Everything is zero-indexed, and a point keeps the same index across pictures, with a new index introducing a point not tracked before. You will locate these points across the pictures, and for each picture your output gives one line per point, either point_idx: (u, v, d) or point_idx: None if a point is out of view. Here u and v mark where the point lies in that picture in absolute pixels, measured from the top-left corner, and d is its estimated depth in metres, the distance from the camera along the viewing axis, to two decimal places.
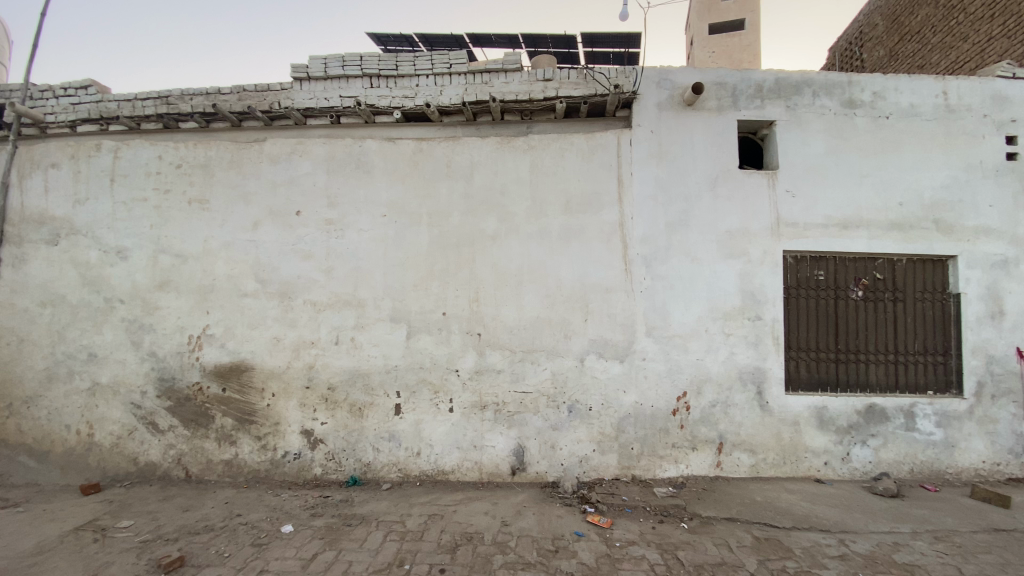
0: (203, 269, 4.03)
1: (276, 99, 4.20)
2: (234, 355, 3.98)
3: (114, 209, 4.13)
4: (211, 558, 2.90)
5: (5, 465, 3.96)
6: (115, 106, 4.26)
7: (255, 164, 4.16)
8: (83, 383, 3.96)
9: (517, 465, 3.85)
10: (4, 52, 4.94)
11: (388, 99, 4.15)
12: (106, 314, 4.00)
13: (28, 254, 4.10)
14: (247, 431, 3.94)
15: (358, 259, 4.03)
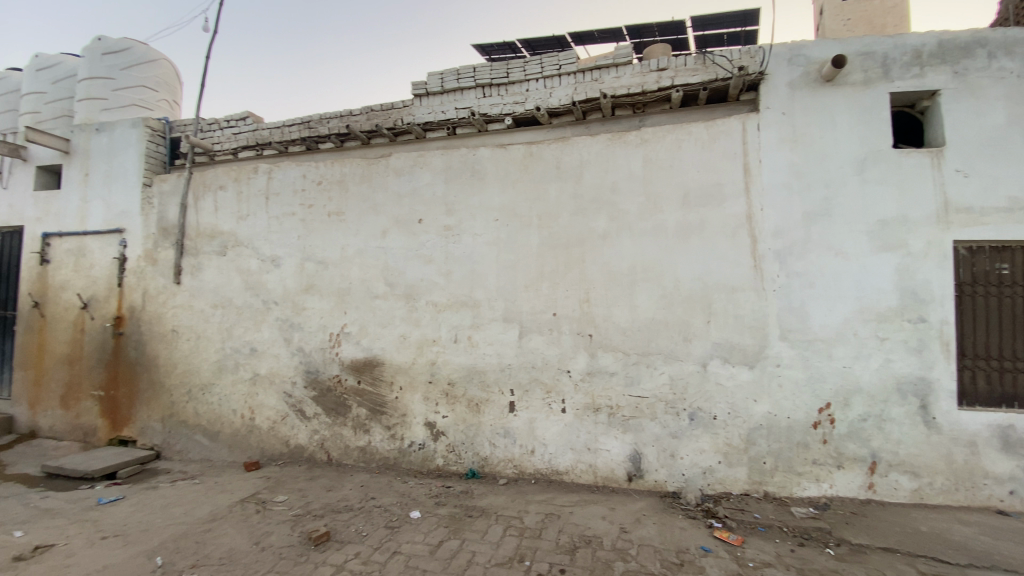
0: (341, 274, 4.46)
1: (399, 116, 4.54)
2: (367, 351, 4.34)
3: (269, 223, 4.70)
4: (352, 535, 3.18)
5: (187, 442, 4.68)
6: (268, 134, 4.90)
7: (382, 178, 4.47)
8: (246, 373, 4.58)
9: (634, 471, 3.72)
10: (168, 89, 5.68)
11: (499, 106, 4.27)
12: (265, 313, 4.60)
13: (203, 263, 4.81)
14: (378, 421, 4.27)
15: (473, 262, 4.17)
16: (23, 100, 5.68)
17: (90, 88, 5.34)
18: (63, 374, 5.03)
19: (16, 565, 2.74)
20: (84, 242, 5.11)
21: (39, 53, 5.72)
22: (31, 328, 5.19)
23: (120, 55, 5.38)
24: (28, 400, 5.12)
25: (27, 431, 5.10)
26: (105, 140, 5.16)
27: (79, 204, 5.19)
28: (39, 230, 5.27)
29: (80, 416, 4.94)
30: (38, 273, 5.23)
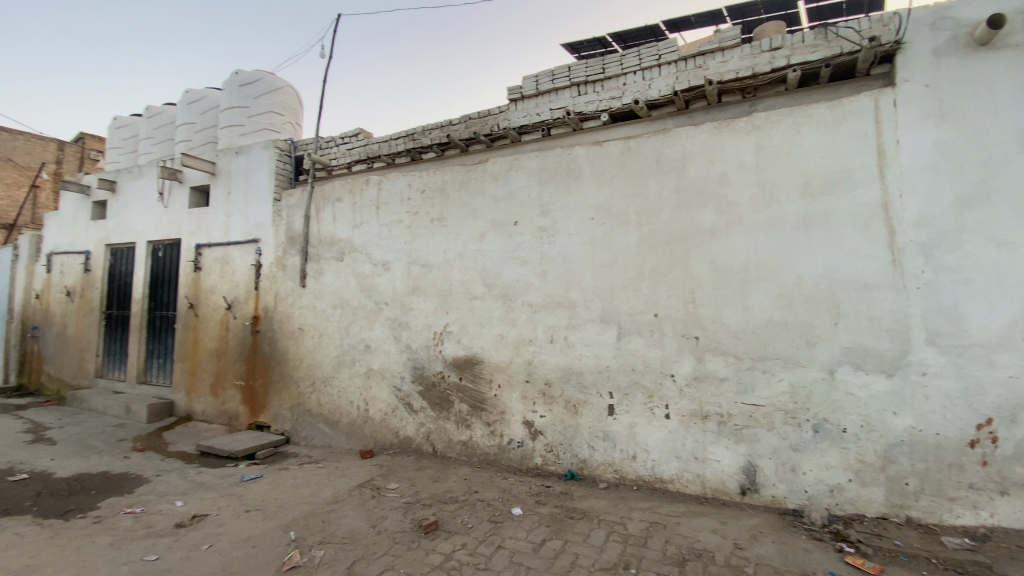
0: (443, 276, 4.68)
1: (495, 121, 4.65)
2: (468, 349, 4.50)
3: (379, 230, 5.06)
4: (459, 526, 3.31)
5: (311, 429, 5.18)
6: (377, 147, 5.28)
7: (480, 183, 4.60)
8: (360, 368, 4.97)
9: (747, 484, 3.47)
10: (293, 113, 6.32)
11: (595, 103, 4.22)
12: (376, 313, 4.96)
13: (323, 268, 5.31)
14: (479, 417, 4.41)
15: (569, 262, 4.14)
16: (179, 130, 6.64)
17: (231, 116, 6.13)
18: (213, 365, 5.81)
19: (181, 529, 3.19)
20: (228, 251, 5.87)
21: (190, 89, 6.64)
22: (189, 326, 6.06)
23: (253, 86, 6.11)
24: (186, 387, 5.97)
25: (185, 414, 5.94)
26: (242, 162, 5.88)
27: (224, 219, 5.97)
28: (194, 243, 6.14)
29: (226, 402, 5.66)
30: (193, 278, 6.09)
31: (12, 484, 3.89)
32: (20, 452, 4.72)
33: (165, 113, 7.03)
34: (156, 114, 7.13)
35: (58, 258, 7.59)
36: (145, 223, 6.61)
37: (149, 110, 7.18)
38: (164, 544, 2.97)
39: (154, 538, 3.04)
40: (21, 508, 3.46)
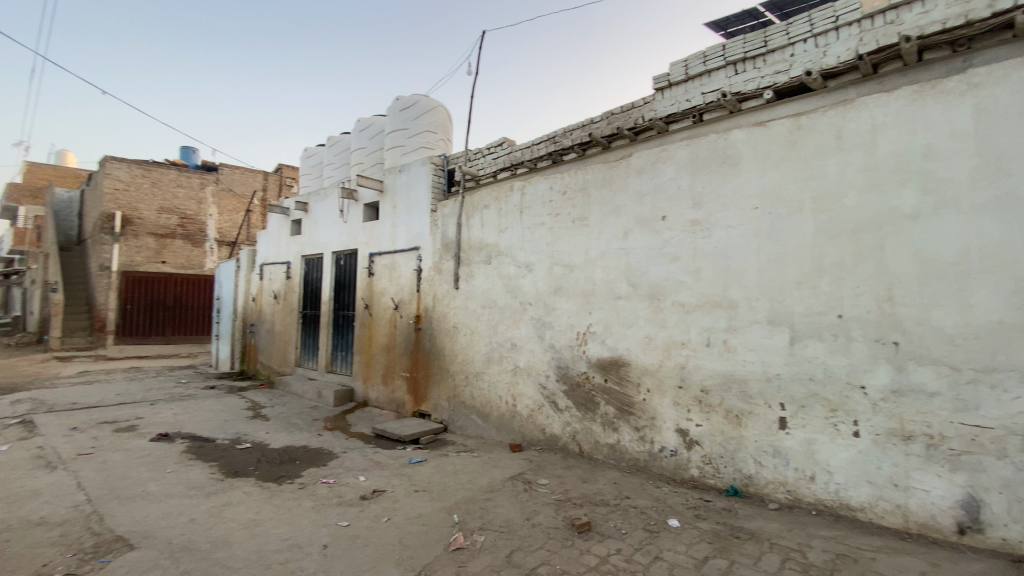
0: (586, 276, 4.64)
1: (640, 114, 4.47)
2: (613, 351, 4.39)
3: (523, 234, 5.22)
4: (612, 531, 3.24)
5: (465, 421, 5.54)
6: (520, 153, 5.43)
7: (624, 179, 4.47)
8: (508, 365, 5.17)
9: (969, 524, 2.82)
10: (445, 130, 6.83)
11: (755, 81, 3.82)
12: (522, 313, 5.11)
13: (473, 271, 5.65)
14: (627, 421, 4.28)
15: (726, 257, 3.80)
16: (354, 155, 7.63)
17: (394, 139, 6.87)
18: (383, 359, 6.56)
19: (364, 502, 3.63)
20: (394, 258, 6.59)
21: (361, 118, 7.59)
22: (364, 323, 6.93)
23: (412, 109, 6.75)
24: (362, 377, 6.84)
25: (362, 400, 6.80)
26: (404, 179, 6.55)
27: (390, 230, 6.71)
28: (367, 252, 7.01)
29: (394, 392, 6.35)
30: (367, 283, 6.95)
31: (243, 450, 4.84)
32: (247, 424, 5.85)
33: (342, 141, 8.14)
34: (335, 143, 8.29)
35: (268, 267, 9.28)
36: (330, 237, 7.74)
37: (330, 140, 8.39)
38: (351, 513, 3.41)
39: (344, 507, 3.51)
40: (250, 470, 4.28)
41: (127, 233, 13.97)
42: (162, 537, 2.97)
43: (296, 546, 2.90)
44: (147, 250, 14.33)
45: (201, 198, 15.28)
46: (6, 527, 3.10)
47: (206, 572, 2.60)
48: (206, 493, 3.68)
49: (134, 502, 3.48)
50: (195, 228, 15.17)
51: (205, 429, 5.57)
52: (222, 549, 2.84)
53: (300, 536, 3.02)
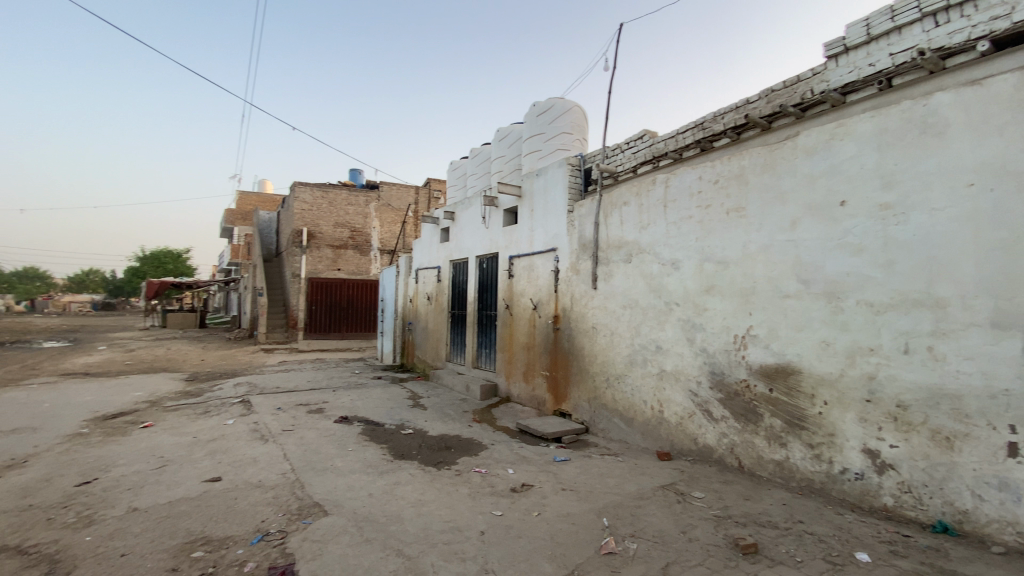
0: (744, 273, 4.23)
1: (808, 87, 3.96)
2: (779, 356, 3.95)
3: (668, 229, 4.96)
4: (784, 557, 2.90)
5: (608, 423, 5.44)
6: (663, 144, 5.17)
7: (789, 162, 4.00)
8: (654, 369, 4.95)
9: None
10: (581, 130, 6.81)
11: (962, 31, 3.07)
12: (668, 314, 4.86)
13: (613, 270, 5.53)
14: (798, 436, 3.80)
15: (930, 246, 3.16)
16: (494, 164, 8.01)
17: (531, 144, 7.04)
18: (524, 357, 6.76)
19: (514, 494, 3.76)
20: (533, 259, 6.75)
21: (500, 128, 7.93)
22: (505, 323, 7.22)
23: (547, 113, 6.84)
24: (505, 374, 7.13)
25: (505, 396, 7.09)
26: (542, 182, 6.68)
27: (528, 233, 6.90)
28: (507, 255, 7.30)
29: (535, 390, 6.50)
30: (508, 284, 7.23)
31: (406, 435, 5.37)
32: (408, 413, 6.48)
33: (483, 152, 8.61)
34: (477, 154, 8.80)
35: (421, 272, 10.21)
36: (474, 242, 8.22)
37: (472, 152, 8.92)
38: (503, 504, 3.56)
39: (496, 497, 3.68)
40: (413, 454, 4.73)
41: (312, 246, 16.53)
42: (348, 507, 3.42)
43: (457, 529, 3.11)
44: (327, 259, 16.79)
45: (366, 213, 17.42)
46: (239, 485, 3.85)
47: (383, 542, 2.92)
48: (379, 472, 4.15)
49: (325, 474, 4.07)
50: (362, 240, 17.36)
51: (374, 415, 6.31)
52: (395, 523, 3.17)
53: (460, 519, 3.24)
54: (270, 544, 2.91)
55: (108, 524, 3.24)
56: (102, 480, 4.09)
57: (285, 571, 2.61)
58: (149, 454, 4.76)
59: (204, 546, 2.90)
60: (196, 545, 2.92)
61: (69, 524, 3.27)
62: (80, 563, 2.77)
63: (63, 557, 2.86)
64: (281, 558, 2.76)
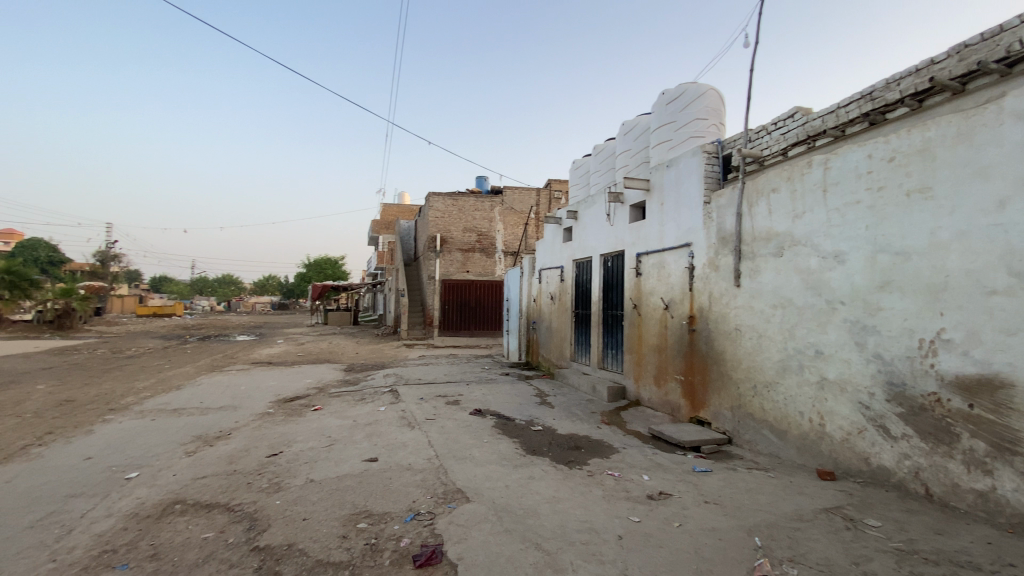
0: (932, 265, 3.56)
1: (1017, 36, 3.20)
2: (983, 366, 3.25)
3: (829, 217, 4.38)
4: None
5: (755, 434, 4.98)
6: (821, 122, 4.62)
7: (992, 129, 3.27)
8: (812, 376, 4.41)
9: None
10: (716, 115, 6.33)
11: None
12: (830, 314, 4.29)
13: (760, 266, 5.04)
14: (1011, 464, 3.09)
15: None
16: (619, 158, 7.82)
17: (661, 134, 6.74)
18: (656, 359, 6.48)
19: (652, 501, 3.63)
20: (664, 256, 6.44)
21: (625, 121, 7.72)
22: (634, 323, 6.99)
23: (678, 100, 6.49)
24: (634, 375, 6.90)
25: (635, 399, 6.87)
26: (673, 173, 6.35)
27: (658, 228, 6.61)
28: (635, 252, 7.06)
29: (668, 393, 6.19)
30: (636, 283, 6.99)
31: (537, 432, 5.49)
32: (537, 410, 6.62)
33: (607, 148, 8.45)
34: (600, 151, 8.67)
35: (545, 272, 10.35)
36: (599, 240, 8.11)
37: (595, 149, 8.81)
38: (641, 510, 3.45)
39: (633, 502, 3.58)
40: (545, 451, 4.81)
41: (443, 250, 17.76)
42: (487, 496, 3.59)
43: (593, 530, 3.09)
44: (457, 262, 17.90)
45: (492, 217, 18.24)
46: (392, 466, 4.27)
47: (522, 534, 3.01)
48: (514, 466, 4.30)
49: (465, 463, 4.33)
50: (488, 243, 18.19)
51: (505, 410, 6.55)
52: (533, 517, 3.25)
53: (596, 521, 3.21)
54: (420, 523, 3.18)
55: (292, 490, 3.82)
56: (286, 453, 4.82)
57: (435, 550, 2.83)
58: (319, 433, 5.51)
59: (367, 519, 3.27)
60: (360, 517, 3.30)
61: (264, 488, 3.92)
62: (274, 521, 3.30)
63: (262, 515, 3.42)
64: (431, 537, 3.00)
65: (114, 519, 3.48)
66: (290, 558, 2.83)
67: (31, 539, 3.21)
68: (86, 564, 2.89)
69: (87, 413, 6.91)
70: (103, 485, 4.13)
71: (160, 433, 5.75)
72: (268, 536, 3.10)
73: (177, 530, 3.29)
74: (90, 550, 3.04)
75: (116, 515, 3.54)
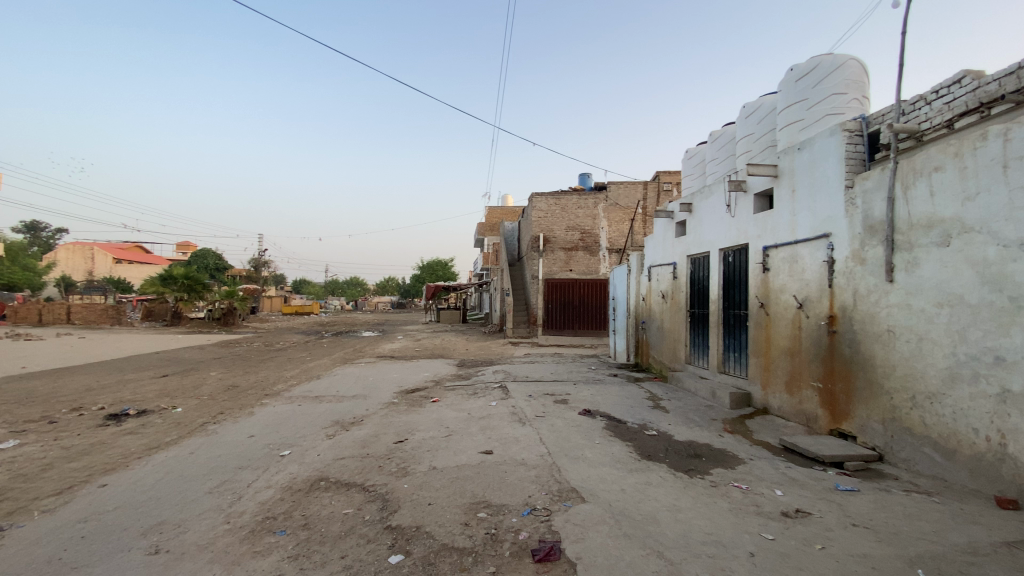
0: None
1: None
2: None
3: (1012, 197, 3.60)
4: None
5: (913, 452, 4.30)
6: (996, 85, 3.84)
7: None
8: (989, 388, 3.70)
9: None
10: (857, 88, 5.59)
11: None
12: (1014, 315, 3.55)
13: (920, 257, 4.32)
14: None
15: None
16: (740, 144, 7.25)
17: (789, 114, 6.12)
18: (787, 364, 5.89)
19: (787, 519, 3.30)
20: (796, 249, 5.84)
21: (746, 103, 7.13)
22: (761, 324, 6.43)
23: (811, 74, 5.84)
24: (762, 381, 6.35)
25: (762, 407, 6.32)
26: (806, 157, 5.74)
27: (789, 218, 6.01)
28: (761, 245, 6.50)
29: (803, 402, 5.60)
30: (763, 279, 6.43)
31: (652, 436, 5.29)
32: (650, 413, 6.38)
33: (725, 133, 7.88)
34: (717, 137, 8.11)
35: (656, 269, 9.95)
36: (717, 233, 7.60)
37: (711, 135, 8.26)
38: (774, 527, 3.16)
39: (765, 518, 3.29)
40: (662, 457, 4.62)
41: (547, 250, 17.90)
42: (604, 498, 3.54)
43: (721, 544, 2.89)
44: (560, 261, 17.93)
45: (595, 214, 17.96)
46: (507, 460, 4.39)
47: (643, 540, 2.92)
48: (629, 469, 4.18)
49: (578, 462, 4.31)
50: (592, 240, 17.95)
51: (617, 411, 6.41)
52: (653, 524, 3.14)
53: (723, 534, 3.01)
54: (538, 519, 3.23)
55: (417, 476, 4.10)
56: (409, 441, 5.19)
57: (553, 547, 2.85)
58: (437, 424, 5.85)
59: (486, 509, 3.40)
60: (480, 507, 3.44)
61: (393, 472, 4.25)
62: (403, 504, 3.57)
63: (392, 497, 3.72)
64: (548, 534, 3.03)
65: (273, 490, 4.02)
66: (418, 539, 3.03)
67: (213, 501, 3.82)
68: (255, 526, 3.36)
69: (247, 397, 8.05)
70: (263, 459, 4.79)
71: (304, 417, 6.51)
72: (398, 517, 3.36)
73: (323, 503, 3.70)
74: (257, 515, 3.54)
75: (275, 487, 4.08)
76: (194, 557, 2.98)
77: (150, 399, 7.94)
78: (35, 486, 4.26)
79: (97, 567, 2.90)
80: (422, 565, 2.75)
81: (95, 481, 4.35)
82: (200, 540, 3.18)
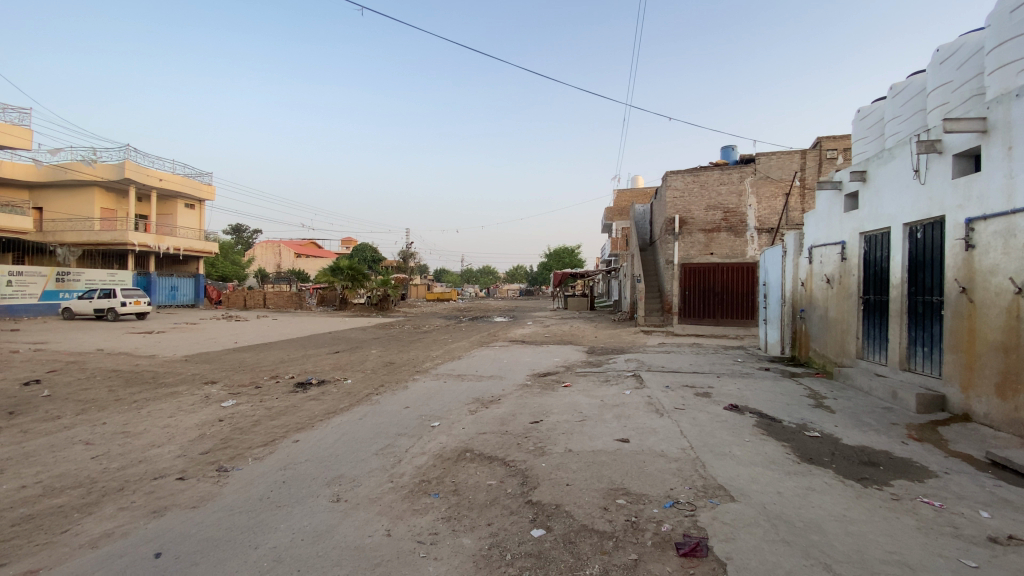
0: None
1: None
2: None
3: None
4: None
5: None
6: None
7: None
8: None
9: None
10: None
11: None
12: None
13: None
14: None
15: None
16: (932, 96, 6.00)
17: (1002, 54, 4.88)
18: (998, 362, 4.78)
19: (996, 546, 2.71)
20: (1014, 220, 4.68)
21: (941, 46, 5.87)
22: (961, 314, 5.29)
23: None
24: (961, 382, 5.24)
25: (962, 412, 5.21)
26: None
27: (1004, 181, 4.83)
28: (962, 217, 5.34)
29: (1020, 409, 4.50)
30: (966, 259, 5.27)
31: (813, 438, 4.71)
32: (810, 413, 5.69)
33: (911, 84, 6.60)
34: (901, 90, 6.82)
35: (818, 250, 8.79)
36: (901, 205, 6.42)
37: (893, 89, 6.97)
38: (979, 554, 2.62)
39: (965, 542, 2.74)
40: (826, 461, 4.10)
41: (684, 232, 16.92)
42: (756, 499, 3.27)
43: (907, 566, 2.49)
44: (699, 244, 16.81)
45: (741, 191, 16.39)
46: (644, 450, 4.26)
47: (805, 549, 2.64)
48: (786, 471, 3.79)
49: (725, 460, 4.03)
50: (737, 219, 16.43)
51: (768, 408, 5.84)
52: (817, 533, 2.82)
53: (909, 555, 2.59)
54: (681, 512, 3.10)
55: (555, 456, 4.20)
56: (545, 422, 5.34)
57: (699, 543, 2.72)
58: (572, 408, 5.91)
59: (625, 496, 3.36)
60: (619, 493, 3.41)
61: (531, 450, 4.41)
62: (543, 481, 3.69)
63: (532, 473, 3.87)
64: (693, 529, 2.89)
65: (427, 456, 4.45)
66: (558, 517, 3.11)
67: (378, 461, 4.37)
68: (414, 487, 3.76)
69: (402, 373, 8.99)
70: (418, 428, 5.33)
71: (449, 393, 7.08)
72: (538, 493, 3.49)
73: (470, 473, 4.00)
74: (415, 477, 3.96)
75: (428, 454, 4.50)
76: (367, 508, 3.43)
77: (326, 371, 9.32)
78: (249, 437, 5.28)
79: (295, 507, 3.50)
80: (564, 542, 2.82)
81: (290, 437, 5.25)
82: (371, 494, 3.67)
